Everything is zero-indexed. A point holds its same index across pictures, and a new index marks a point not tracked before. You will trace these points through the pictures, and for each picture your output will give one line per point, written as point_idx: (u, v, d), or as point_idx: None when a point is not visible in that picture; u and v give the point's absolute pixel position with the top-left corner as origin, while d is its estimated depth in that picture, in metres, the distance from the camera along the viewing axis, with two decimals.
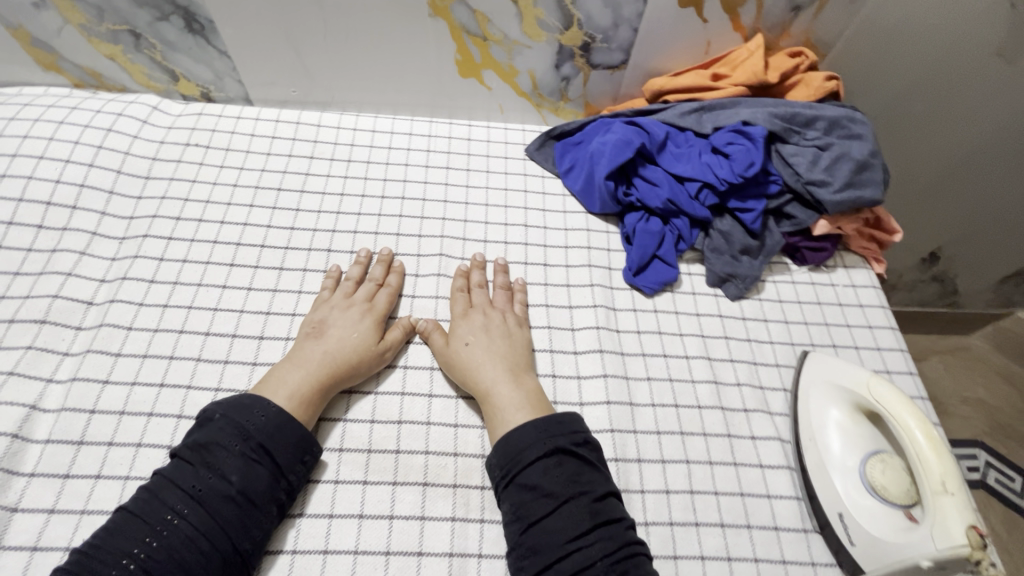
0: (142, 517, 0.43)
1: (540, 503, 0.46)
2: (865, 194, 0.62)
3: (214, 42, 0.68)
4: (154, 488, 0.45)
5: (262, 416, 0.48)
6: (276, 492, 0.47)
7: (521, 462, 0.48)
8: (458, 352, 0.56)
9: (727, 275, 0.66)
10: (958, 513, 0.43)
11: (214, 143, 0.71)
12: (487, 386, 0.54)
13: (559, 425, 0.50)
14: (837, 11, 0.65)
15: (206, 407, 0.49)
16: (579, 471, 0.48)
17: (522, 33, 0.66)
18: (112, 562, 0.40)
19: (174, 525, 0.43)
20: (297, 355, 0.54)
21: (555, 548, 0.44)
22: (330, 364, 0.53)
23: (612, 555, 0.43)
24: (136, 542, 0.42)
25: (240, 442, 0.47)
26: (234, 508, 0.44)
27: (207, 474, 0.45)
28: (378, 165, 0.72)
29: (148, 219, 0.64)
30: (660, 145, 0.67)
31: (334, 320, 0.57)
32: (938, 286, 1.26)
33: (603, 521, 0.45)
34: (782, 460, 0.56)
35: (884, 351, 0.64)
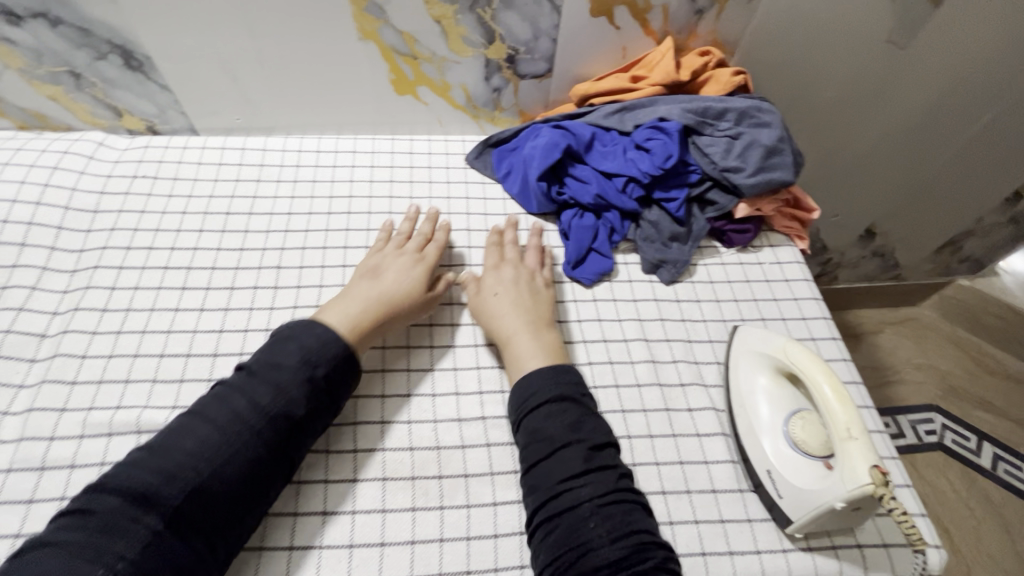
0: (217, 424, 0.49)
1: (540, 444, 0.52)
2: (775, 176, 0.68)
3: (153, 77, 0.70)
4: (223, 400, 0.50)
5: (323, 348, 0.54)
6: (313, 431, 0.53)
7: (528, 406, 0.55)
8: (487, 301, 0.63)
9: (659, 260, 0.70)
10: (862, 454, 0.47)
11: (162, 173, 0.73)
12: (508, 333, 0.60)
13: (565, 374, 0.56)
14: (736, 11, 0.71)
15: (280, 330, 0.56)
16: (581, 418, 0.53)
17: (449, 50, 0.70)
18: (189, 462, 0.47)
19: (244, 441, 0.49)
20: (357, 291, 0.61)
21: (549, 488, 0.50)
22: (385, 301, 0.60)
23: (600, 497, 0.49)
24: (209, 452, 0.48)
25: (307, 368, 0.53)
26: (289, 431, 0.51)
27: (273, 392, 0.51)
28: (324, 183, 0.75)
29: (99, 251, 0.66)
30: (588, 145, 0.71)
31: (392, 264, 0.64)
32: (880, 261, 1.33)
33: (596, 467, 0.51)
34: (718, 428, 0.60)
35: (809, 320, 0.69)
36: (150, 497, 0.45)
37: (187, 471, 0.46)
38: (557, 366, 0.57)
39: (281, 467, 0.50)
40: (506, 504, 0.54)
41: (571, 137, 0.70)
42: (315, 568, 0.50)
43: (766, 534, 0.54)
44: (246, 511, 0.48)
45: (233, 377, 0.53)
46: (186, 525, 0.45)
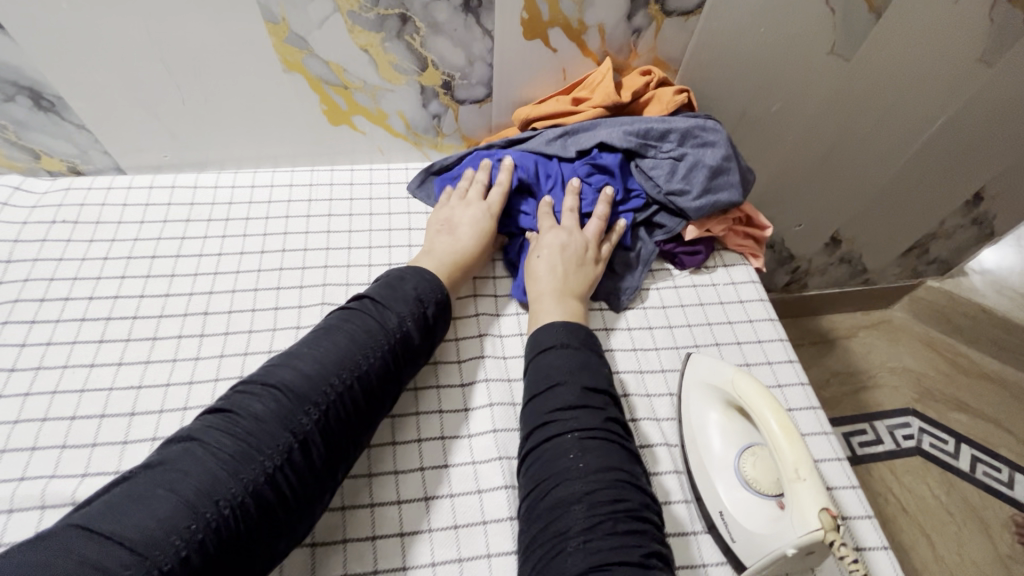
0: (355, 339, 0.53)
1: (538, 380, 0.53)
2: (721, 198, 0.66)
3: (68, 118, 0.67)
4: (358, 321, 0.54)
5: (433, 289, 0.59)
6: (400, 383, 0.55)
7: (535, 348, 0.56)
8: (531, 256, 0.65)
9: (609, 287, 0.68)
10: (811, 498, 0.45)
11: (83, 217, 0.69)
12: (537, 291, 0.62)
13: (577, 330, 0.57)
14: (674, 29, 0.69)
15: (394, 271, 0.60)
16: (581, 365, 0.54)
17: (380, 78, 0.68)
18: (333, 371, 0.50)
19: (369, 364, 0.52)
20: (441, 244, 0.65)
21: (540, 415, 0.51)
22: (465, 255, 0.64)
23: (582, 430, 0.49)
24: (341, 369, 0.50)
25: (418, 305, 0.57)
26: (408, 360, 0.55)
27: (397, 320, 0.55)
28: (258, 221, 0.71)
29: (10, 304, 0.62)
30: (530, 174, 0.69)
31: (468, 213, 0.67)
32: (847, 267, 1.32)
33: (589, 405, 0.51)
34: (670, 465, 0.56)
35: (765, 342, 0.67)
36: (298, 401, 0.47)
37: (330, 379, 0.49)
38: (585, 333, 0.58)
39: (390, 396, 0.54)
40: (446, 564, 0.50)
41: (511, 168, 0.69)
42: None
43: None
44: (358, 437, 0.51)
45: (364, 299, 0.57)
46: (317, 444, 0.47)
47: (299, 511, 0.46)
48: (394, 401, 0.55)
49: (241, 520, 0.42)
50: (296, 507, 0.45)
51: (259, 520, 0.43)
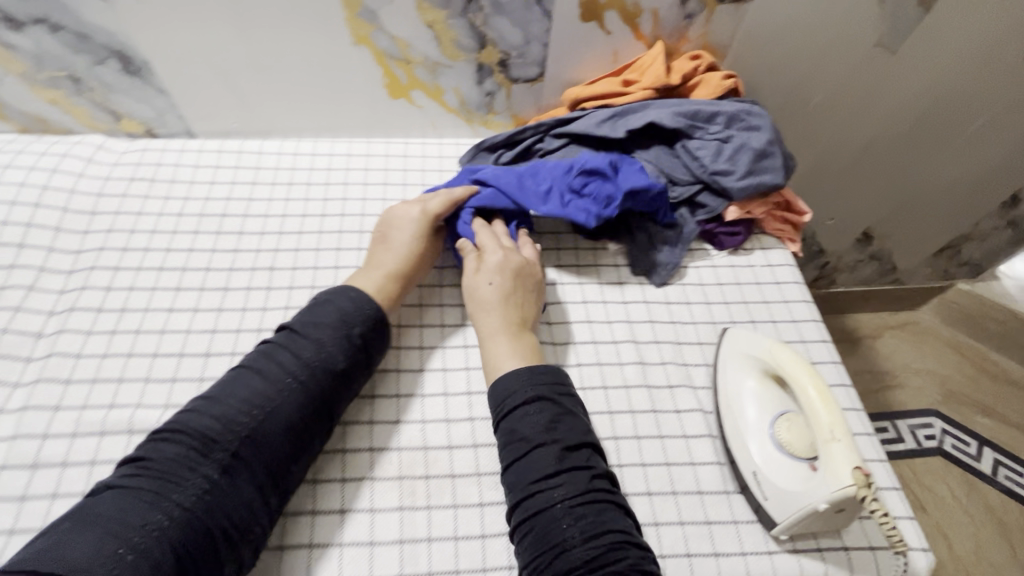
0: (267, 373, 0.52)
1: (515, 445, 0.51)
2: (765, 180, 0.69)
3: (152, 82, 0.72)
4: (275, 356, 0.53)
5: (357, 308, 0.58)
6: (334, 405, 0.54)
7: (504, 408, 0.53)
8: (476, 285, 0.62)
9: (649, 263, 0.71)
10: (844, 456, 0.47)
11: (159, 176, 0.75)
12: (489, 331, 0.60)
13: (542, 374, 0.54)
14: (726, 16, 0.72)
15: (315, 297, 0.59)
16: (556, 418, 0.52)
17: (441, 55, 0.71)
18: (246, 412, 0.50)
19: (290, 390, 0.52)
20: (377, 259, 0.64)
21: (523, 488, 0.49)
22: (396, 269, 0.63)
23: (573, 498, 0.48)
24: (258, 403, 0.50)
25: (343, 328, 0.56)
26: (337, 384, 0.54)
27: (315, 348, 0.54)
28: (318, 186, 0.76)
29: (95, 251, 0.67)
30: (517, 186, 0.67)
31: (403, 225, 0.66)
32: (876, 265, 1.32)
33: (571, 466, 0.49)
34: (705, 429, 0.60)
35: (799, 322, 0.69)
36: (208, 443, 0.48)
37: (242, 417, 0.49)
38: (535, 367, 0.56)
39: (323, 423, 0.53)
40: (493, 505, 0.54)
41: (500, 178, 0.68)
42: (307, 566, 0.50)
43: (753, 536, 0.54)
44: (290, 465, 0.50)
45: (283, 336, 0.55)
46: (243, 472, 0.48)
47: (240, 536, 0.46)
48: (331, 426, 0.54)
49: (178, 560, 0.43)
50: (232, 536, 0.45)
51: (200, 550, 0.44)
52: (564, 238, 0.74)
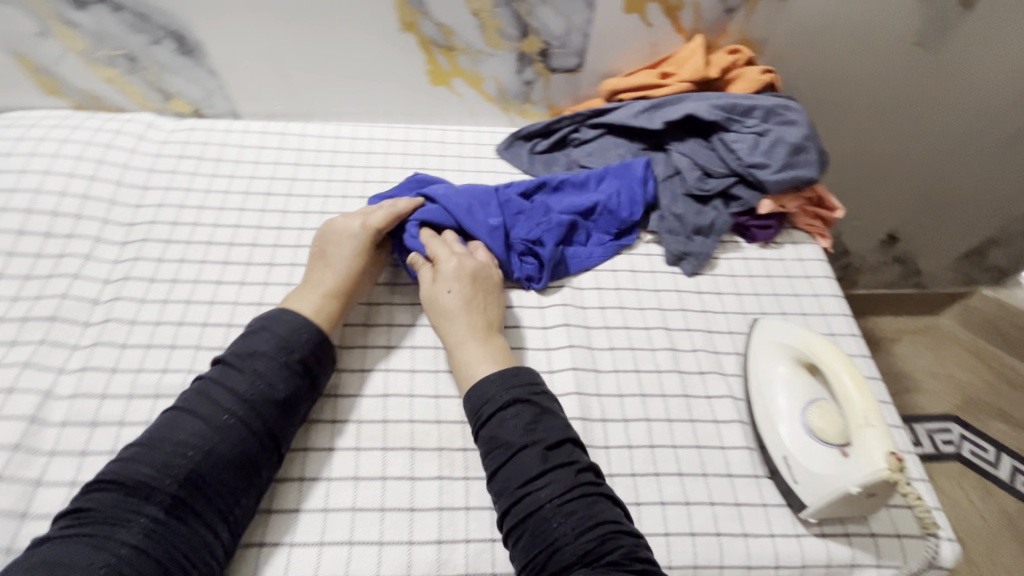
0: (199, 411, 0.50)
1: (497, 452, 0.51)
2: (800, 174, 0.69)
3: (204, 63, 0.74)
4: (208, 394, 0.51)
5: (297, 334, 0.55)
6: (281, 431, 0.52)
7: (481, 416, 0.53)
8: (433, 293, 0.61)
9: (682, 253, 0.72)
10: (878, 441, 0.49)
11: (206, 154, 0.77)
12: (456, 339, 0.59)
13: (515, 377, 0.54)
14: (766, 12, 0.73)
15: (249, 326, 0.57)
16: (535, 419, 0.52)
17: (484, 43, 0.73)
18: (180, 454, 0.47)
19: (230, 422, 0.50)
20: (316, 278, 0.61)
21: (511, 492, 0.49)
22: (336, 287, 0.60)
23: (560, 496, 0.48)
24: (193, 441, 0.48)
25: (283, 354, 0.54)
26: (278, 412, 0.52)
27: (249, 379, 0.52)
28: (359, 169, 0.78)
29: (147, 224, 0.69)
30: (466, 211, 0.67)
31: (343, 240, 0.63)
32: (901, 268, 1.30)
33: (555, 466, 0.49)
34: (735, 415, 0.61)
35: (829, 316, 0.70)
36: (145, 487, 0.45)
37: (177, 459, 0.47)
38: (506, 369, 0.56)
39: (270, 451, 0.51)
40: None
41: (451, 198, 0.67)
42: (349, 529, 0.51)
43: (781, 519, 0.55)
44: (235, 496, 0.48)
45: (216, 372, 0.53)
46: (185, 508, 0.46)
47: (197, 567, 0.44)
48: (278, 455, 0.52)
49: None
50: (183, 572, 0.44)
51: None
52: None
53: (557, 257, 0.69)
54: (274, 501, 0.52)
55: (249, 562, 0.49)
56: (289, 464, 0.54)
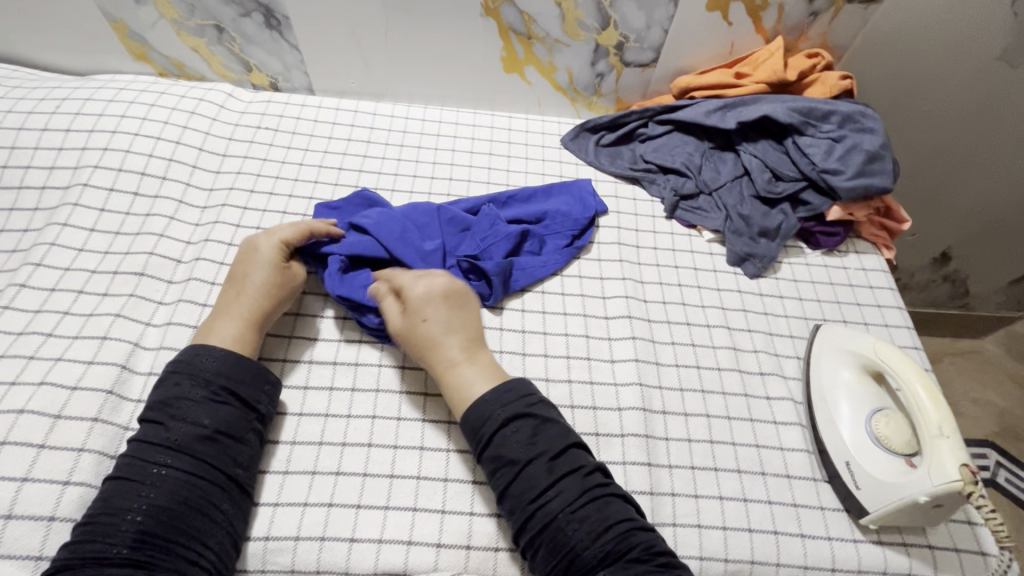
0: (127, 477, 0.47)
1: (503, 471, 0.49)
2: (875, 182, 0.68)
3: (287, 37, 0.76)
4: (134, 456, 0.48)
5: (220, 366, 0.53)
6: (231, 465, 0.50)
7: (481, 439, 0.51)
8: (411, 324, 0.56)
9: (746, 254, 0.71)
10: (952, 452, 0.49)
11: (282, 127, 0.79)
12: (448, 366, 0.55)
13: (508, 393, 0.52)
14: (851, 16, 0.74)
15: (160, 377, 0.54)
16: (536, 430, 0.50)
17: (562, 33, 0.74)
18: (119, 521, 0.45)
19: (164, 474, 0.47)
20: (225, 304, 0.58)
21: (523, 509, 0.48)
22: (251, 312, 0.57)
23: (572, 505, 0.47)
24: (130, 504, 0.46)
25: (203, 388, 0.52)
26: (211, 446, 0.50)
27: (173, 427, 0.49)
28: (428, 150, 0.79)
29: (226, 190, 0.71)
30: (398, 237, 0.63)
31: (257, 259, 0.60)
32: (949, 287, 1.19)
33: (562, 474, 0.48)
34: (795, 418, 0.61)
35: (892, 327, 0.70)
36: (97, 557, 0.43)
37: (124, 524, 0.45)
38: (497, 386, 0.53)
39: (225, 485, 0.49)
40: None
41: (383, 223, 0.64)
42: (413, 496, 0.53)
43: (838, 523, 0.55)
44: (202, 531, 0.46)
45: (139, 435, 0.50)
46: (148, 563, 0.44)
47: None
48: (240, 485, 0.50)
49: None
50: None
51: None
52: (661, 221, 0.75)
53: (507, 269, 0.64)
54: (344, 464, 0.54)
55: (319, 520, 0.51)
56: (357, 430, 0.56)
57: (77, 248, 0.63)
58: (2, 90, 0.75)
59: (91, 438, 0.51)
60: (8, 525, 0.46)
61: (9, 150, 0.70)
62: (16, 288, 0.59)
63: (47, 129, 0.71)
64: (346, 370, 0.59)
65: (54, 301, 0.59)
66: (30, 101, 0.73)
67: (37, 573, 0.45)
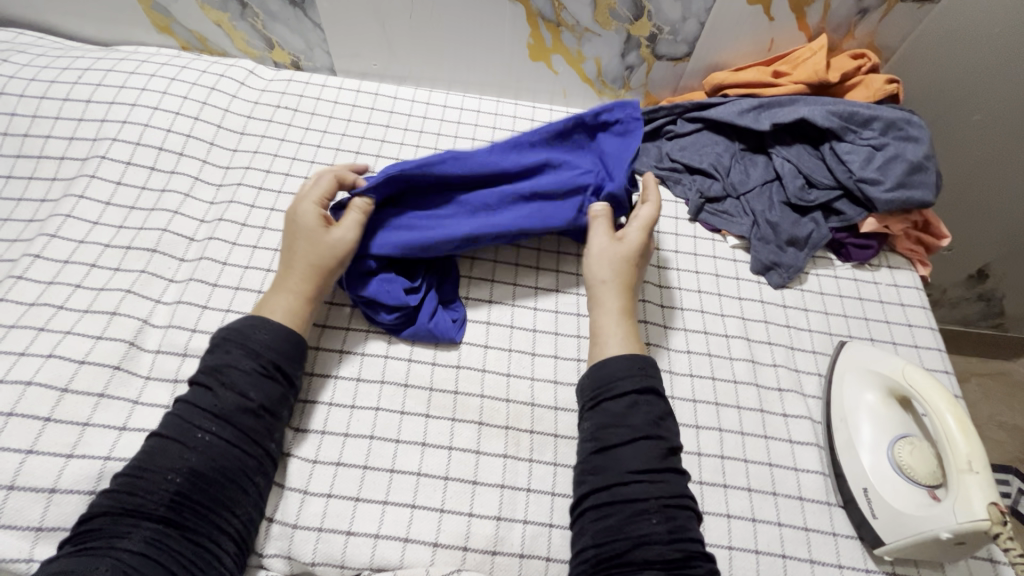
0: (172, 437, 0.46)
1: (618, 430, 0.49)
2: (915, 195, 0.64)
3: (310, 15, 0.75)
4: (181, 415, 0.48)
5: (271, 338, 0.52)
6: (267, 441, 0.49)
7: (611, 388, 0.51)
8: (609, 256, 0.59)
9: (771, 263, 0.68)
10: (981, 489, 0.46)
11: (302, 107, 0.77)
12: (604, 308, 0.57)
13: (651, 364, 0.52)
14: (902, 15, 0.69)
15: (215, 334, 0.53)
16: (663, 416, 0.50)
17: (593, 22, 0.71)
18: (160, 478, 0.44)
19: (207, 440, 0.47)
20: (281, 277, 0.56)
21: (617, 474, 0.47)
22: (305, 284, 0.55)
23: (667, 498, 0.46)
24: (173, 463, 0.45)
25: (253, 360, 0.50)
26: (255, 419, 0.49)
27: (220, 395, 0.48)
28: (447, 137, 0.77)
29: (242, 169, 0.70)
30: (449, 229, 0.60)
31: (303, 224, 0.57)
32: (982, 306, 1.13)
33: (670, 468, 0.47)
34: (812, 438, 0.59)
35: (921, 348, 0.66)
36: (127, 513, 0.43)
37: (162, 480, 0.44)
38: (636, 356, 0.53)
39: (260, 461, 0.49)
40: None
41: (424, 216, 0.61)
42: (412, 493, 0.52)
43: (851, 551, 0.53)
44: (230, 502, 0.46)
45: (188, 396, 0.49)
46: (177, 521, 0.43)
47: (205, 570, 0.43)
48: (269, 462, 0.50)
49: None
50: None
51: None
52: (684, 224, 0.73)
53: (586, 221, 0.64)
54: (343, 455, 0.53)
55: (317, 510, 0.51)
56: (359, 420, 0.55)
57: (92, 220, 0.63)
58: (27, 58, 0.75)
59: (97, 413, 0.51)
60: (11, 495, 0.46)
61: (31, 119, 0.70)
62: (31, 258, 0.59)
63: (68, 99, 0.71)
64: (351, 360, 0.59)
65: (67, 273, 0.59)
66: (52, 70, 0.73)
67: (36, 544, 0.45)
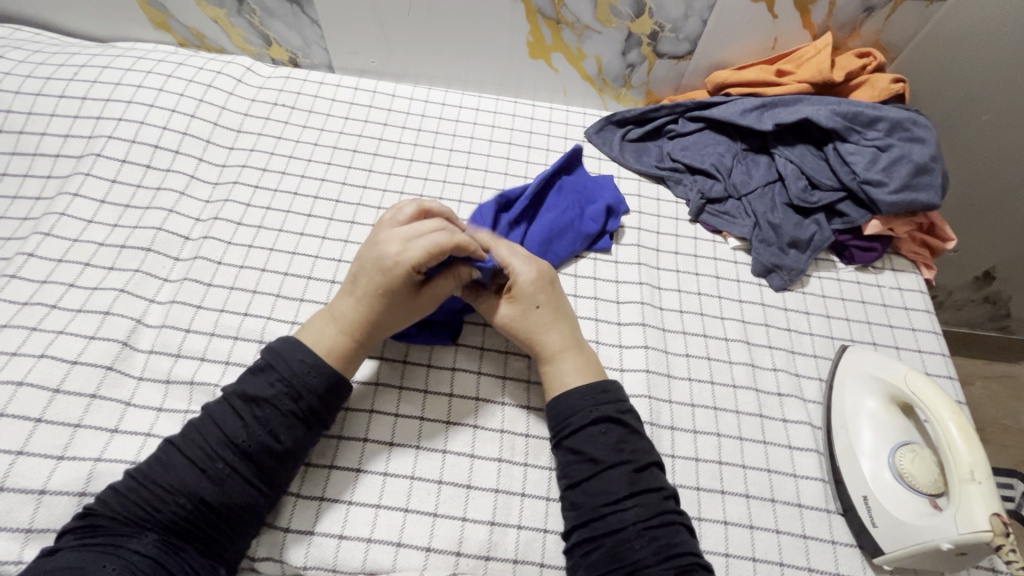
0: (189, 456, 0.45)
1: (580, 465, 0.49)
2: (921, 198, 0.63)
3: (308, 12, 0.74)
4: (203, 435, 0.46)
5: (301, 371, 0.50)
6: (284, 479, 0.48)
7: (567, 427, 0.50)
8: (517, 312, 0.55)
9: (772, 265, 0.67)
10: (983, 500, 0.45)
11: (299, 104, 0.77)
12: (556, 350, 0.54)
13: (603, 394, 0.51)
14: (910, 13, 0.68)
15: (263, 353, 0.50)
16: (622, 439, 0.49)
17: (593, 19, 0.70)
18: (169, 498, 0.43)
19: (224, 471, 0.45)
20: (340, 302, 0.53)
21: (589, 509, 0.47)
22: (358, 323, 0.52)
23: (647, 521, 0.45)
24: (188, 486, 0.44)
25: (290, 401, 0.48)
26: (277, 463, 0.47)
27: (249, 430, 0.47)
28: (445, 136, 0.76)
29: (238, 168, 0.70)
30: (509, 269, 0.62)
31: (384, 253, 0.52)
32: (989, 308, 1.12)
33: (643, 489, 0.47)
34: (812, 444, 0.58)
35: (925, 353, 0.65)
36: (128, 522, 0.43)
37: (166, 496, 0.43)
38: (595, 383, 0.52)
39: (272, 497, 0.47)
40: None
41: None
42: (405, 497, 0.52)
43: (850, 559, 0.52)
44: (230, 530, 0.45)
45: (216, 413, 0.47)
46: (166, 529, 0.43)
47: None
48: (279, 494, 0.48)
49: None
50: None
51: None
52: (684, 225, 0.72)
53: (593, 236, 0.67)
54: (337, 457, 0.53)
55: (310, 513, 0.50)
56: (353, 423, 0.55)
57: (86, 219, 0.62)
58: (23, 54, 0.74)
59: (89, 414, 0.51)
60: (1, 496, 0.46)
61: (27, 116, 0.69)
62: (25, 256, 0.59)
63: (64, 96, 0.71)
64: None
65: (61, 272, 0.59)
66: (49, 67, 0.73)
67: (26, 546, 0.45)
